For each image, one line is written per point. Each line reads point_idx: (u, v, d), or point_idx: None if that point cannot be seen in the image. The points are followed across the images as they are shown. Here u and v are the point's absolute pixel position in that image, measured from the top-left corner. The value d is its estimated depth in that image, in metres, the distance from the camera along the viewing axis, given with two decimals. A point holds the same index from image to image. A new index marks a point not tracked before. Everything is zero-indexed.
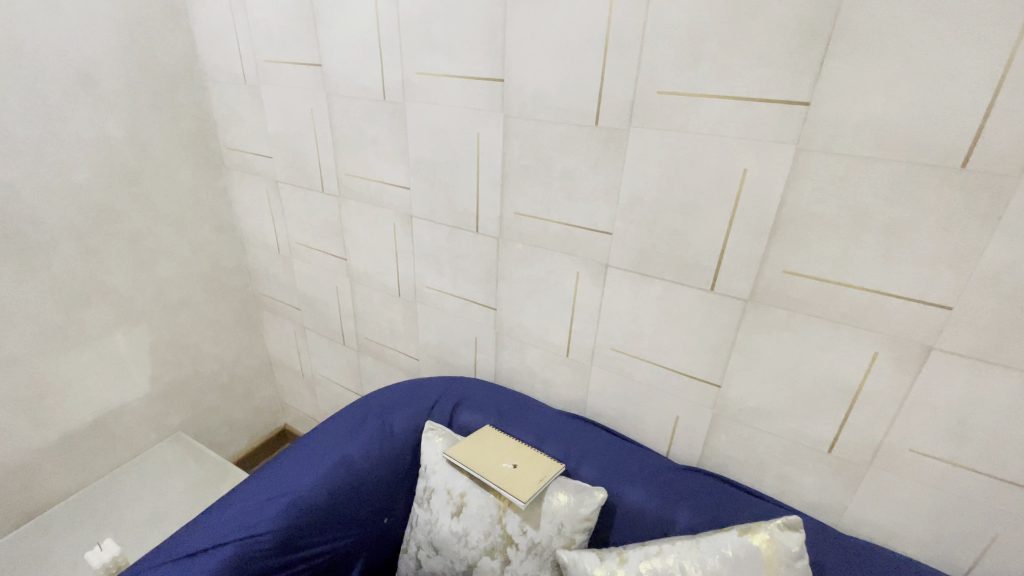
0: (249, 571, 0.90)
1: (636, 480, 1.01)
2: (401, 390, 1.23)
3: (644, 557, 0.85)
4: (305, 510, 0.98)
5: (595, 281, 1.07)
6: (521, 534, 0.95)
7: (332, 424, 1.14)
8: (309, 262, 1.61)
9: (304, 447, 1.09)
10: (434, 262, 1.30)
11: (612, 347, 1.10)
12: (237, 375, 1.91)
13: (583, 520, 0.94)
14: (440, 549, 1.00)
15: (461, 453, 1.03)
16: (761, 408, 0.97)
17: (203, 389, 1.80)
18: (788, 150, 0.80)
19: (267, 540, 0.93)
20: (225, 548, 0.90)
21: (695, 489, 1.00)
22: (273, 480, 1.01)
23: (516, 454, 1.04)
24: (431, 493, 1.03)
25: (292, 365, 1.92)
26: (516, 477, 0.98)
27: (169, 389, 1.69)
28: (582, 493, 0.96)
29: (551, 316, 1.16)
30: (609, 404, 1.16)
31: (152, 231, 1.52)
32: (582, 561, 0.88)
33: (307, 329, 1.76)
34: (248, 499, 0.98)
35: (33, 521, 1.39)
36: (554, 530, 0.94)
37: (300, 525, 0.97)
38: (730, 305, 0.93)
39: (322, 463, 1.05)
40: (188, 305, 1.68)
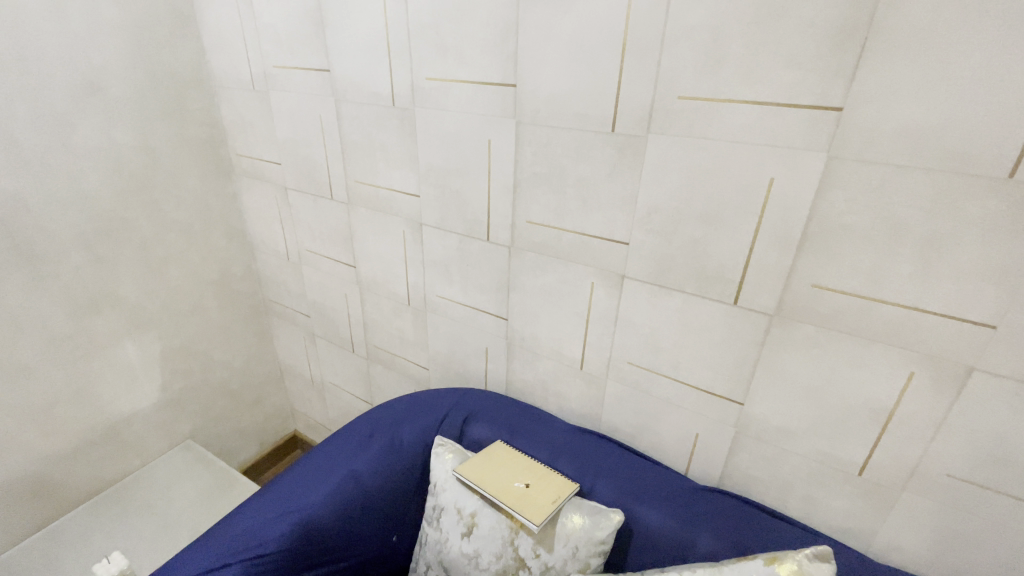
0: None
1: (653, 501, 0.97)
2: (411, 403, 1.20)
3: None
4: (311, 529, 0.95)
5: (610, 292, 1.03)
6: (534, 557, 0.91)
7: (340, 437, 1.12)
8: (318, 269, 1.59)
9: (312, 462, 1.07)
10: (444, 270, 1.27)
11: (628, 361, 1.06)
12: (248, 382, 1.90)
13: (599, 543, 0.90)
14: (450, 570, 0.97)
15: (472, 471, 0.99)
16: (785, 427, 0.93)
17: (213, 396, 1.79)
18: (817, 158, 0.75)
19: (272, 560, 0.90)
20: (231, 568, 0.87)
21: (717, 511, 0.95)
22: (279, 497, 0.99)
23: (529, 473, 1.00)
24: (441, 512, 1.00)
25: (302, 371, 1.90)
26: (529, 499, 0.94)
27: (179, 396, 1.68)
28: (597, 515, 0.92)
29: (564, 328, 1.13)
30: (624, 418, 1.12)
31: (161, 238, 1.52)
32: None
33: (316, 336, 1.74)
34: (254, 516, 0.95)
35: (45, 530, 1.39)
36: (568, 554, 0.90)
37: (306, 544, 0.94)
38: (754, 319, 0.89)
39: (329, 479, 1.02)
40: (198, 312, 1.67)
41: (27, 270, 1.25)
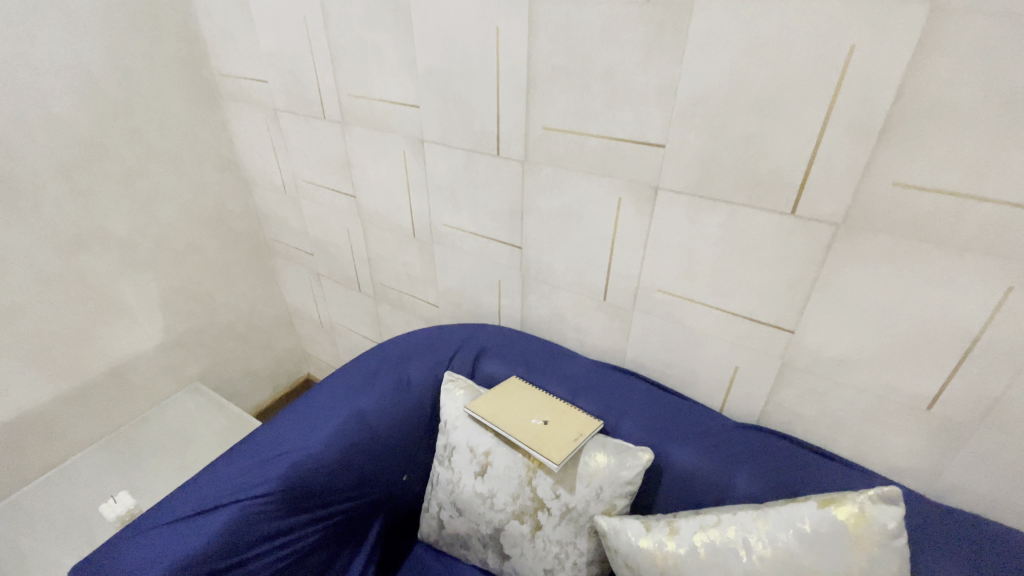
0: (254, 534, 0.81)
1: (686, 439, 0.88)
2: (419, 339, 1.11)
3: (700, 528, 0.73)
4: (313, 469, 0.88)
5: (640, 209, 0.89)
6: (555, 498, 0.83)
7: (341, 376, 1.04)
8: (317, 202, 1.47)
9: (312, 401, 0.99)
10: (450, 194, 1.13)
11: (658, 288, 0.94)
12: (255, 325, 1.84)
13: (626, 483, 0.81)
14: (464, 510, 0.91)
15: (485, 409, 0.90)
16: (842, 358, 0.81)
17: (220, 339, 1.74)
18: (916, 13, 0.58)
19: (270, 502, 0.83)
20: (226, 510, 0.81)
21: (758, 449, 0.85)
22: (277, 437, 0.92)
23: (547, 410, 0.91)
24: (452, 451, 0.92)
25: (309, 313, 1.83)
26: (548, 437, 0.85)
27: (184, 338, 1.63)
28: (624, 454, 0.83)
29: (586, 254, 1.00)
30: (653, 353, 1.01)
31: (147, 169, 1.41)
32: (625, 530, 0.77)
33: (321, 276, 1.65)
34: (250, 457, 0.89)
35: (60, 470, 1.38)
36: (591, 495, 0.82)
37: (307, 486, 0.87)
38: (815, 232, 0.75)
39: (331, 418, 0.94)
40: (195, 251, 1.59)
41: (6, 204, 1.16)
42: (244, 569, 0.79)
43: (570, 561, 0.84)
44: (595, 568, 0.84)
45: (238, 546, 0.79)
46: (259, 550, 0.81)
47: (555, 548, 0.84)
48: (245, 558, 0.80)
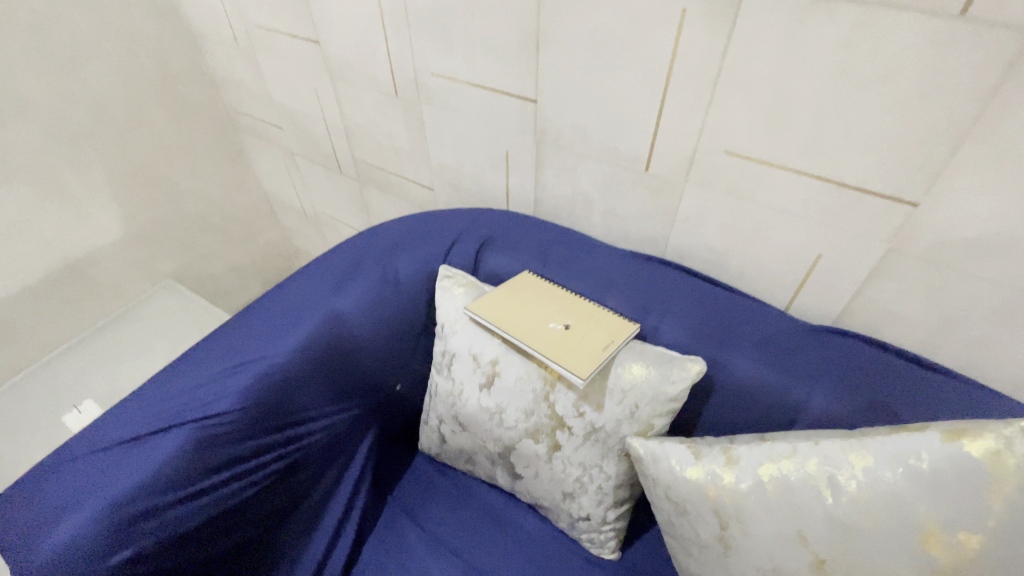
0: (212, 461, 0.65)
1: (747, 347, 0.69)
2: (409, 225, 0.89)
3: (767, 459, 0.57)
4: (281, 382, 0.71)
5: (711, 27, 0.61)
6: (578, 417, 0.67)
7: (314, 269, 0.83)
8: (276, 55, 1.16)
9: (277, 300, 0.79)
10: (439, 27, 0.83)
11: (729, 150, 0.69)
12: (231, 216, 1.63)
13: (669, 400, 0.64)
14: (467, 426, 0.76)
15: (490, 311, 0.71)
16: (982, 241, 0.58)
17: (192, 231, 1.53)
18: None
19: (229, 423, 0.67)
20: (172, 434, 0.64)
21: (842, 359, 0.67)
22: (235, 344, 0.74)
23: (569, 312, 0.71)
24: (452, 359, 0.74)
25: (290, 202, 1.60)
26: (571, 345, 0.66)
27: (147, 230, 1.42)
28: (668, 364, 0.65)
29: (625, 105, 0.73)
30: (704, 239, 0.79)
31: (59, 16, 1.07)
32: (666, 458, 0.61)
33: (296, 155, 1.40)
34: (201, 369, 0.71)
35: (24, 375, 1.23)
36: (624, 414, 0.65)
37: (276, 401, 0.70)
38: (998, 43, 0.48)
39: (301, 321, 0.75)
40: (140, 124, 1.31)
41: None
42: (205, 501, 0.64)
43: (594, 485, 0.70)
44: (623, 492, 0.71)
45: (192, 475, 0.63)
46: (221, 478, 0.66)
47: (575, 471, 0.70)
48: (205, 489, 0.64)
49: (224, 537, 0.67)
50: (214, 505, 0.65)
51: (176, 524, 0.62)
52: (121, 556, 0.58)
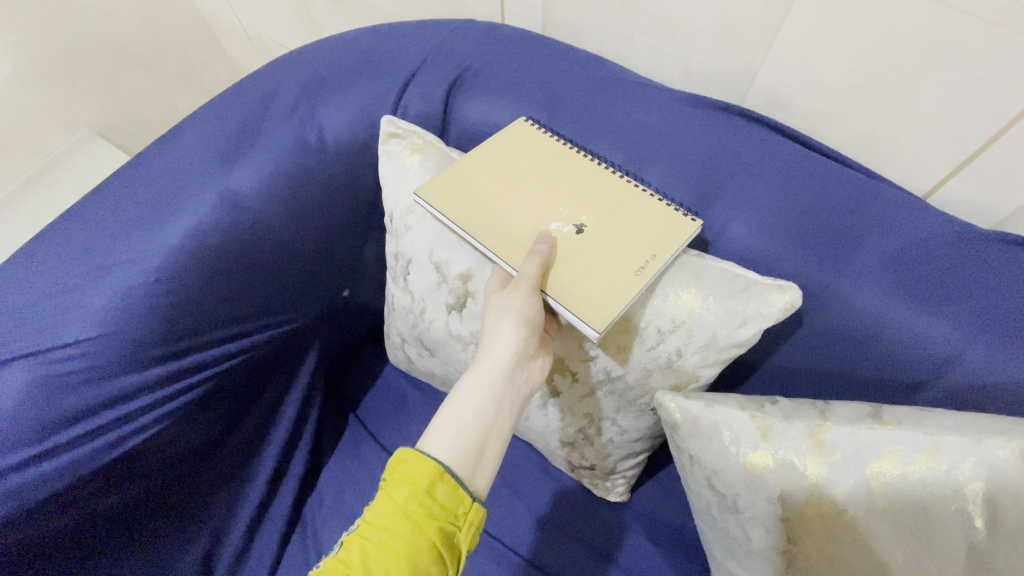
0: (70, 405, 0.46)
1: (868, 266, 0.43)
2: (344, 52, 0.59)
3: (884, 454, 0.35)
4: (155, 297, 0.48)
5: None
6: (588, 360, 0.46)
7: (203, 123, 0.55)
8: None
9: (147, 172, 0.53)
10: None
11: None
12: (159, 41, 1.24)
13: (731, 348, 0.42)
14: (435, 352, 0.55)
15: (455, 203, 0.44)
16: None
17: (109, 63, 1.18)
18: None
19: (87, 355, 0.46)
20: (7, 373, 0.45)
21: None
22: (87, 239, 0.50)
23: (585, 201, 0.45)
24: (408, 267, 0.51)
25: (230, 23, 1.19)
26: (587, 266, 0.41)
27: (46, 62, 1.08)
28: (739, 294, 0.40)
29: None
30: (818, 77, 0.48)
31: None
32: (716, 430, 0.40)
33: None
34: (40, 277, 0.48)
35: None
36: (658, 363, 0.44)
37: (154, 323, 0.48)
38: None
39: (180, 208, 0.50)
40: None
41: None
42: (72, 458, 0.47)
43: (603, 437, 0.52)
44: (641, 443, 0.54)
45: (46, 426, 0.45)
46: (94, 425, 0.48)
47: (579, 421, 0.51)
48: (73, 441, 0.47)
49: (123, 489, 0.52)
50: (89, 461, 0.48)
51: (35, 488, 0.46)
52: None
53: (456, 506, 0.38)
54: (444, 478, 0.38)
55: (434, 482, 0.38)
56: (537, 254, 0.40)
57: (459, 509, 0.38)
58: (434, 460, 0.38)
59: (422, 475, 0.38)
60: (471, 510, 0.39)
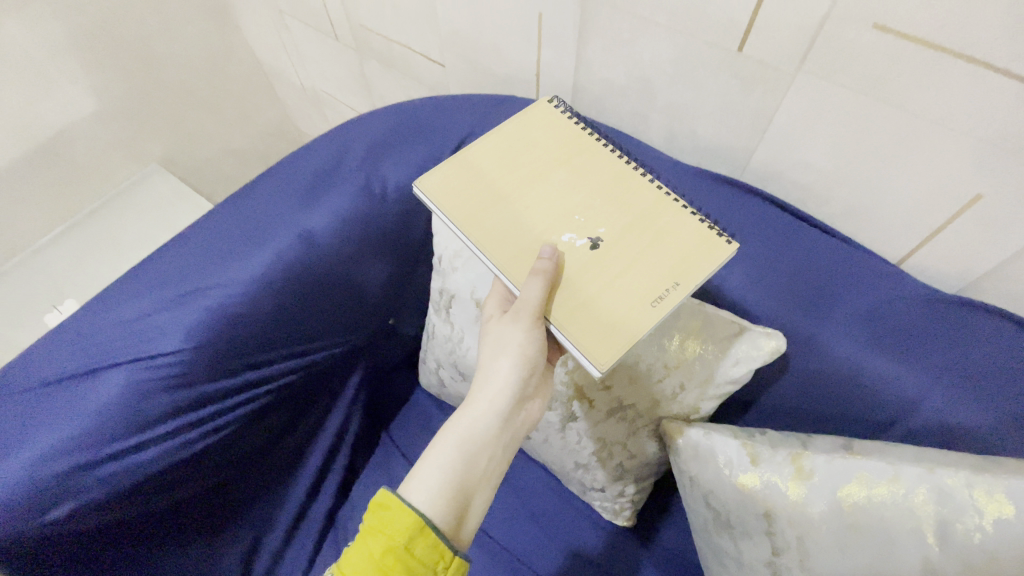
0: (164, 405, 0.55)
1: (850, 318, 0.51)
2: (405, 118, 0.69)
3: (852, 478, 0.42)
4: (239, 317, 0.57)
5: None
6: (602, 390, 0.53)
7: (286, 172, 0.66)
8: None
9: (236, 210, 0.63)
10: None
11: (881, 23, 0.44)
12: (223, 89, 1.39)
13: (726, 383, 0.50)
14: (468, 376, 0.63)
15: (464, 211, 0.47)
16: None
17: (178, 106, 1.33)
18: None
19: (181, 364, 0.55)
20: (115, 374, 0.53)
21: (1007, 351, 0.46)
22: (184, 266, 0.59)
23: (603, 212, 0.47)
24: (451, 301, 0.59)
25: (287, 74, 1.34)
26: (594, 293, 0.44)
27: (127, 104, 1.23)
28: (732, 340, 0.48)
29: None
30: (804, 158, 0.57)
31: None
32: (711, 454, 0.48)
33: (285, 14, 1.11)
34: (145, 293, 0.58)
35: (19, 259, 1.18)
36: (665, 394, 0.52)
37: (239, 339, 0.57)
38: None
39: (265, 242, 0.60)
40: None
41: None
42: (160, 451, 0.55)
43: (613, 460, 0.59)
44: (647, 468, 0.60)
45: (143, 422, 0.54)
46: (179, 424, 0.56)
47: (593, 445, 0.58)
48: (161, 436, 0.55)
49: (193, 482, 0.60)
50: (172, 454, 0.56)
51: (128, 474, 0.54)
52: (62, 510, 0.51)
53: (435, 560, 0.42)
54: (423, 532, 0.42)
55: (414, 537, 0.42)
56: (539, 273, 0.43)
57: (439, 563, 0.42)
58: (415, 516, 0.42)
59: (404, 529, 0.42)
60: (450, 565, 0.43)
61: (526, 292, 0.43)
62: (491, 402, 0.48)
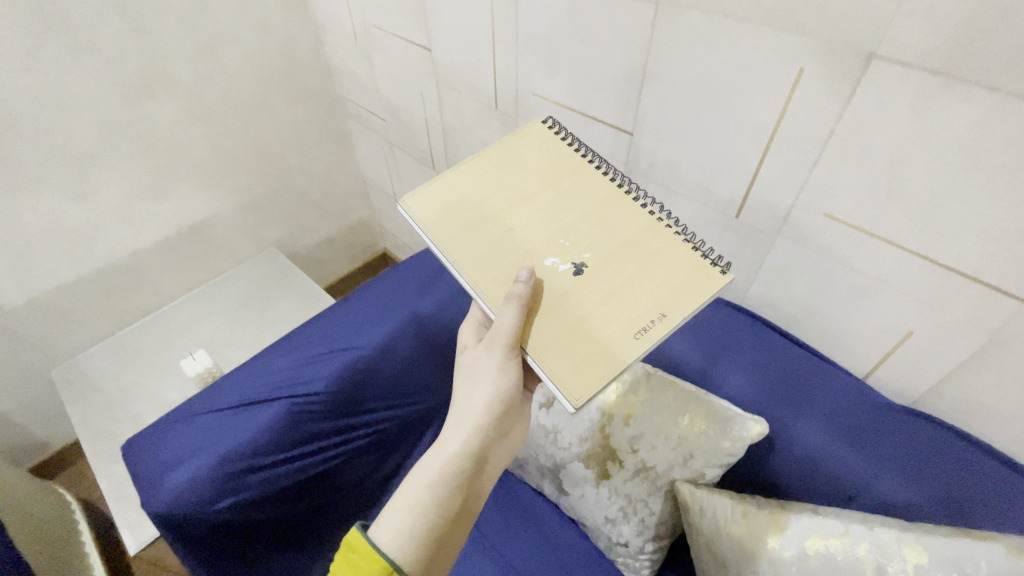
0: (304, 431, 0.74)
1: (817, 413, 0.70)
2: None
3: (814, 530, 0.57)
4: (366, 373, 0.79)
5: (836, 88, 0.58)
6: (630, 452, 0.71)
7: (406, 270, 0.90)
8: (388, 55, 1.20)
9: (367, 295, 0.88)
10: (546, 51, 0.85)
11: (827, 213, 0.67)
12: (330, 193, 1.75)
13: (725, 455, 0.66)
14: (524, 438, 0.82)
15: (461, 245, 0.62)
16: None
17: (296, 205, 1.67)
18: None
19: (322, 402, 0.75)
20: (277, 405, 0.73)
21: (928, 447, 0.63)
22: (328, 334, 0.82)
23: (588, 244, 0.62)
24: None
25: (383, 185, 1.68)
26: (574, 319, 0.57)
27: (260, 201, 1.57)
28: (728, 421, 0.66)
29: (724, 149, 0.72)
30: (786, 295, 0.78)
31: (207, 4, 1.17)
32: (711, 508, 0.64)
33: (395, 147, 1.45)
34: (301, 350, 0.80)
35: (157, 315, 1.48)
36: (677, 460, 0.68)
37: (363, 390, 0.79)
38: None
39: (388, 319, 0.82)
40: (264, 107, 1.41)
41: (42, 28, 0.98)
42: (295, 466, 0.74)
43: (635, 517, 0.73)
44: (663, 528, 0.74)
45: (290, 443, 0.73)
46: (311, 448, 0.75)
47: (620, 501, 0.73)
48: (298, 455, 0.74)
49: (307, 497, 0.77)
50: (301, 471, 0.75)
51: (272, 481, 0.72)
52: (228, 501, 0.68)
53: None
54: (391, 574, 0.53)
55: None
56: (513, 300, 0.56)
57: None
58: (381, 562, 0.53)
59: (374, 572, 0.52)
60: None
61: (503, 318, 0.56)
62: (465, 440, 0.62)
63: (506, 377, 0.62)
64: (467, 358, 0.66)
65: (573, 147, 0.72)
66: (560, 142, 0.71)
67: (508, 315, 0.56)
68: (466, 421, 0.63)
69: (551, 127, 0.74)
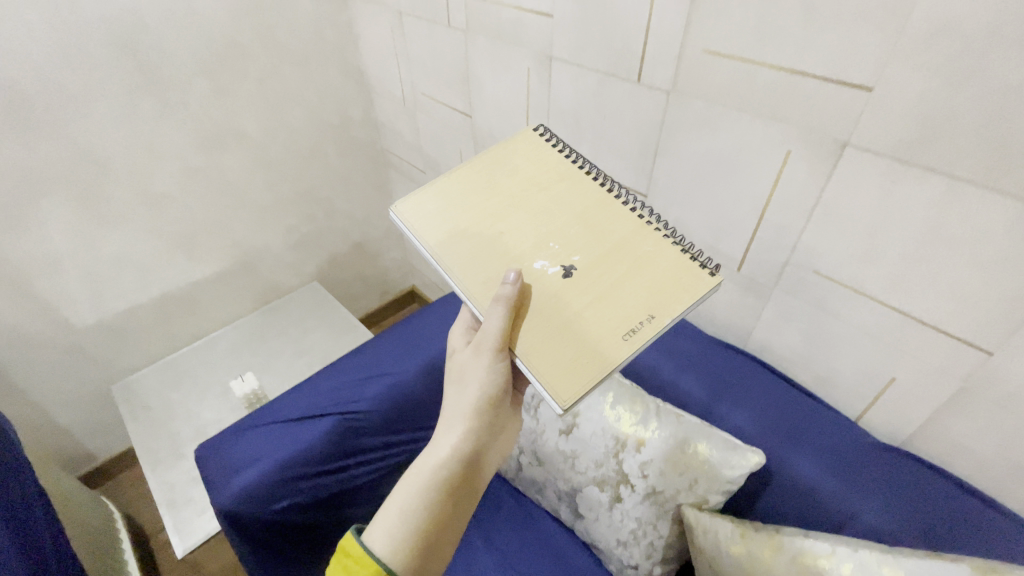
0: (349, 445, 0.85)
1: (812, 449, 0.79)
2: None
3: (804, 551, 0.64)
4: (405, 396, 0.89)
5: (818, 166, 0.69)
6: (640, 477, 0.78)
7: (444, 305, 1.02)
8: (433, 117, 1.37)
9: (407, 326, 0.99)
10: (574, 123, 0.99)
11: (817, 270, 0.77)
12: (368, 234, 1.90)
13: (727, 483, 0.74)
14: (543, 462, 0.90)
15: (456, 251, 0.71)
16: None
17: (336, 244, 1.83)
18: None
19: (367, 420, 0.86)
20: (327, 420, 0.83)
21: (909, 483, 0.72)
22: (373, 359, 0.92)
23: (575, 248, 0.70)
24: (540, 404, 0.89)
25: None
26: (563, 321, 0.65)
27: (306, 240, 1.73)
28: (731, 451, 0.74)
29: (727, 212, 0.83)
30: (785, 341, 0.86)
31: (278, 71, 1.36)
32: (714, 530, 0.71)
33: None
34: (349, 373, 0.90)
35: (206, 339, 1.61)
36: (683, 485, 0.76)
37: (402, 411, 0.90)
38: None
39: (427, 348, 0.93)
40: (317, 157, 1.59)
41: (145, 91, 1.17)
42: (340, 476, 0.84)
43: (645, 540, 0.80)
44: (671, 552, 0.80)
45: (337, 454, 0.83)
46: (353, 461, 0.86)
47: (631, 523, 0.80)
48: (343, 466, 0.84)
49: (346, 505, 0.87)
50: (343, 480, 0.85)
51: (319, 488, 0.82)
52: (283, 503, 0.78)
53: None
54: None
55: None
56: (500, 302, 0.64)
57: None
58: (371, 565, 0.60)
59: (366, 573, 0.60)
60: None
61: (490, 321, 0.64)
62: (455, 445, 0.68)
63: (493, 380, 0.69)
64: (457, 363, 0.73)
65: (562, 153, 0.82)
66: (551, 150, 0.81)
67: (494, 318, 0.64)
68: (456, 428, 0.69)
69: (543, 136, 0.84)
